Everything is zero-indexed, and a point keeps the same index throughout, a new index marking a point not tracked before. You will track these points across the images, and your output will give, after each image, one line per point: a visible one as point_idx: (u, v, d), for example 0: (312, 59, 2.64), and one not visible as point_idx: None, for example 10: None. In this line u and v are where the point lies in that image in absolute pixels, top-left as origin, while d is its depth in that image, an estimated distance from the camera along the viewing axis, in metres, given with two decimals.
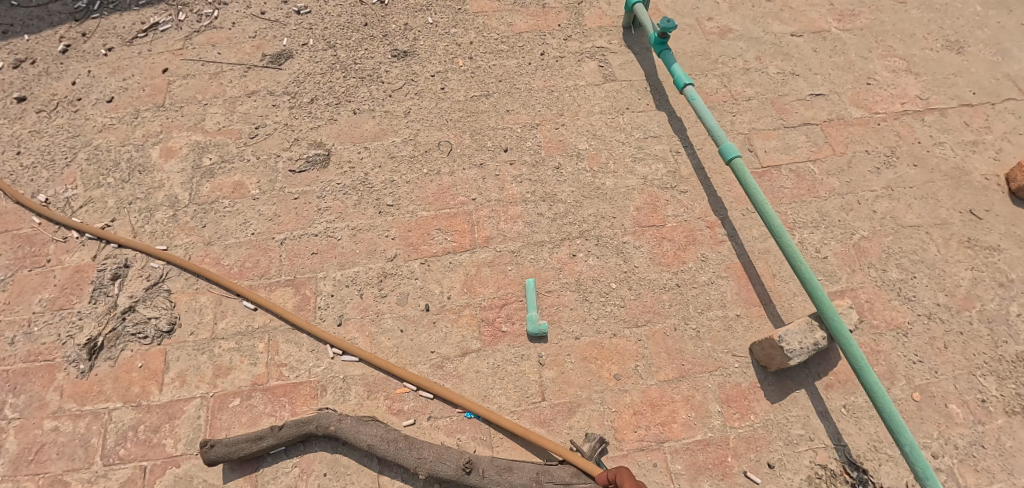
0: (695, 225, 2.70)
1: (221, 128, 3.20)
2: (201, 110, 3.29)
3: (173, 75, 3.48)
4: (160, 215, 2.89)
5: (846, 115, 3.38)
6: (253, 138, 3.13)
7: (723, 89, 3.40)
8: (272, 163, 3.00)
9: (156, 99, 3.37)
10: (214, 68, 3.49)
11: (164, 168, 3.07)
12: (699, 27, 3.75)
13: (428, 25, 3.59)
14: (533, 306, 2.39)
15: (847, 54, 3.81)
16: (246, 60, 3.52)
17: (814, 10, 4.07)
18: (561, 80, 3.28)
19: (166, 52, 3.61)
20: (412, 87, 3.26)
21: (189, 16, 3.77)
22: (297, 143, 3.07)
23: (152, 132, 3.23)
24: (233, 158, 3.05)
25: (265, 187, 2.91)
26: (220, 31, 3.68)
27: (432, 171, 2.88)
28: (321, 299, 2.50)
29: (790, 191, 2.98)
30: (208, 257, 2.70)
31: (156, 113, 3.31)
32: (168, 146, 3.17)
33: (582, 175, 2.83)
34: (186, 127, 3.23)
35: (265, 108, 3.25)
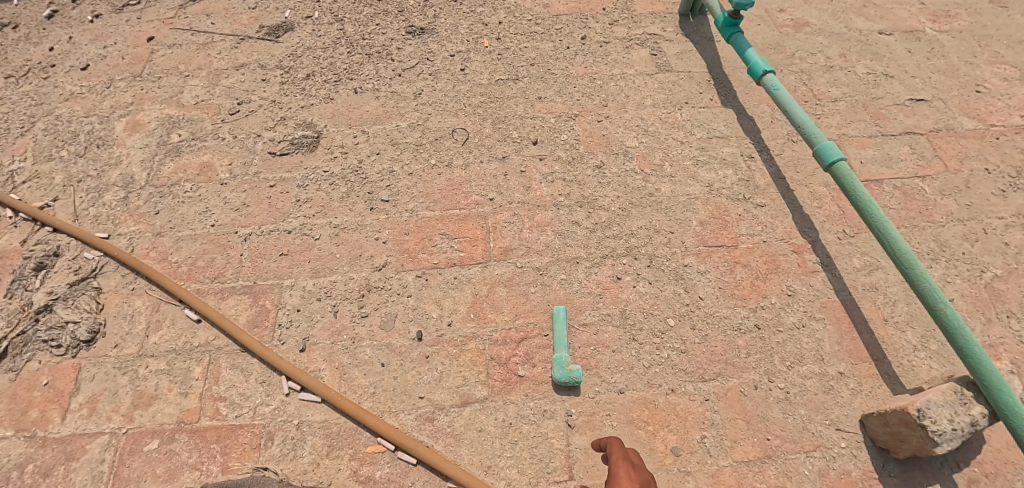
0: (778, 248, 2.06)
1: (199, 102, 2.67)
2: (181, 82, 2.78)
3: (158, 44, 2.98)
4: (109, 197, 2.33)
5: (956, 126, 2.67)
6: (233, 114, 2.60)
7: (803, 86, 2.77)
8: (250, 143, 2.47)
9: (135, 69, 2.86)
10: (204, 38, 3.00)
11: (126, 143, 2.53)
12: (770, 18, 3.14)
13: (452, 3, 3.08)
14: (562, 344, 1.76)
15: (948, 57, 3.03)
16: (241, 31, 3.02)
17: (902, 9, 3.30)
18: (606, 67, 2.68)
19: (156, 20, 3.13)
20: (427, 67, 2.72)
21: None
22: (283, 122, 2.54)
23: (122, 103, 2.70)
24: (206, 136, 2.52)
25: (237, 171, 2.37)
26: (217, 2, 3.22)
27: (442, 163, 2.31)
28: (284, 315, 1.92)
29: (896, 213, 2.32)
30: (154, 251, 2.13)
31: (132, 83, 2.79)
32: (136, 119, 2.63)
33: (629, 178, 2.23)
34: (161, 99, 2.70)
35: (253, 82, 2.74)
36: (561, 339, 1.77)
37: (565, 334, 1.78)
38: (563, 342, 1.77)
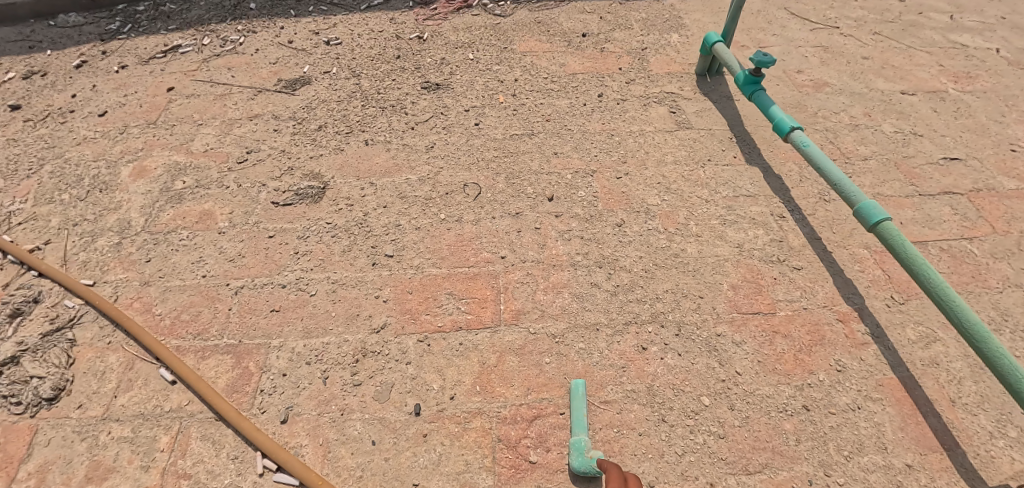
0: (821, 316, 1.86)
1: (208, 150, 2.62)
2: (193, 130, 2.75)
3: (177, 94, 3.00)
4: (102, 242, 2.21)
5: (998, 185, 2.48)
6: (241, 163, 2.53)
7: (830, 145, 2.64)
8: (254, 192, 2.38)
9: (150, 116, 2.85)
10: (222, 90, 3.01)
11: (128, 188, 2.44)
12: (789, 79, 3.06)
13: (468, 61, 3.09)
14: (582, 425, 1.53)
15: (977, 116, 2.89)
16: (259, 84, 3.03)
17: (922, 70, 3.21)
18: (624, 124, 2.60)
19: (179, 72, 3.18)
20: (441, 120, 2.66)
21: (213, 41, 3.42)
22: (290, 172, 2.46)
23: (132, 148, 2.66)
24: (210, 184, 2.43)
25: (237, 219, 2.26)
26: (240, 56, 3.28)
27: (452, 217, 2.18)
28: (268, 380, 1.72)
29: (947, 277, 2.10)
30: (138, 301, 1.98)
31: (145, 130, 2.77)
32: (143, 165, 2.57)
33: (652, 237, 2.07)
34: (171, 146, 2.65)
35: (264, 132, 2.69)
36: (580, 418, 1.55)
37: (584, 413, 1.55)
38: (582, 422, 1.54)
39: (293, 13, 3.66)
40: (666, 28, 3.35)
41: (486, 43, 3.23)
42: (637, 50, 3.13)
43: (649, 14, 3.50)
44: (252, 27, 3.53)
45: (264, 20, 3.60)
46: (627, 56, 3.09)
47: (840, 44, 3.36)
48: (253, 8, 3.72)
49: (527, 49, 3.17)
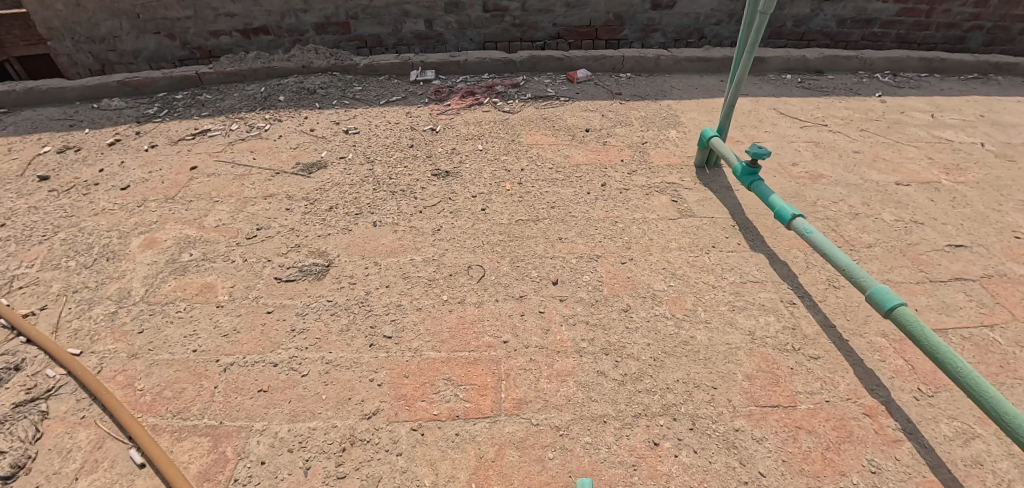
0: (846, 409, 1.73)
1: (219, 226, 2.67)
2: (208, 206, 2.83)
3: (199, 173, 3.14)
4: (98, 310, 2.19)
5: (1009, 272, 2.44)
6: (250, 238, 2.57)
7: (833, 232, 2.62)
8: (259, 267, 2.38)
9: (170, 191, 2.97)
10: (242, 170, 3.14)
11: (135, 258, 2.47)
12: (784, 171, 3.12)
13: (477, 152, 3.24)
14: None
15: (974, 205, 2.93)
16: (278, 166, 3.17)
17: (913, 163, 3.31)
18: (627, 212, 2.65)
19: (204, 153, 3.37)
20: (448, 205, 2.73)
21: (241, 127, 3.64)
22: (296, 249, 2.47)
23: (147, 220, 2.74)
24: (216, 257, 2.45)
25: (237, 293, 2.24)
26: (263, 141, 3.47)
27: (454, 299, 2.14)
28: (243, 468, 1.61)
29: (975, 367, 1.99)
30: (121, 374, 1.92)
31: (162, 204, 2.87)
32: (154, 237, 2.62)
33: (660, 324, 2.01)
34: (184, 220, 2.72)
35: (277, 210, 2.76)
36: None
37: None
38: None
39: (317, 105, 3.91)
40: (664, 125, 3.55)
41: (495, 136, 3.42)
42: (638, 145, 3.29)
43: (648, 113, 3.73)
44: (278, 116, 3.77)
45: (290, 110, 3.85)
46: (629, 149, 3.24)
47: (831, 140, 3.52)
48: (282, 100, 3.96)
49: (533, 143, 3.34)
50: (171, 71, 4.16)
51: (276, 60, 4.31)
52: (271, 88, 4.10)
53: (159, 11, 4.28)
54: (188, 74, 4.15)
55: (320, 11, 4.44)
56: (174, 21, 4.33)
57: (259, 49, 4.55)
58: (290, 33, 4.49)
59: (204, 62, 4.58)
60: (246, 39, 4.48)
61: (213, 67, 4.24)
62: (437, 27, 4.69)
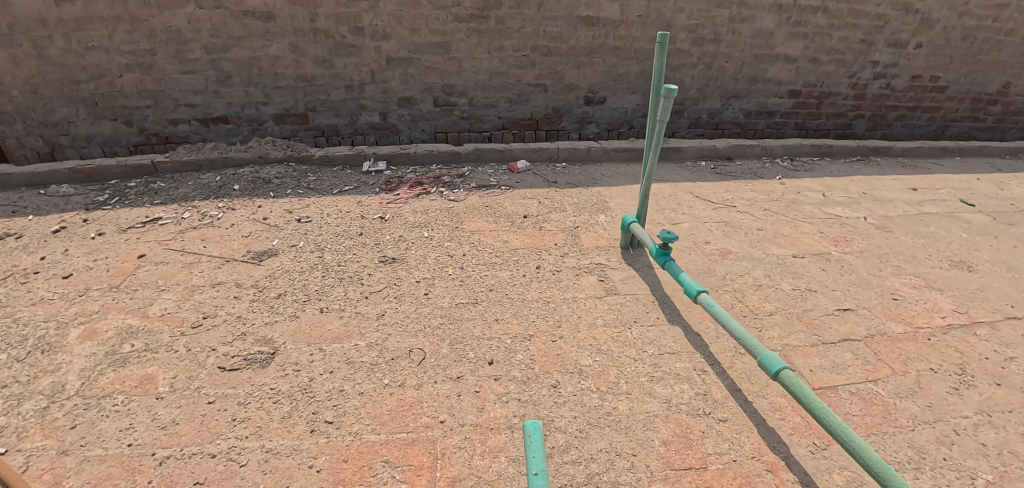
0: (750, 467, 1.93)
1: (164, 315, 2.72)
2: (154, 295, 2.88)
3: (146, 261, 3.21)
4: (28, 406, 2.18)
5: (888, 330, 2.82)
6: (195, 327, 2.63)
7: (740, 303, 2.95)
8: (202, 356, 2.43)
9: (115, 280, 3.02)
10: (191, 258, 3.24)
11: (73, 350, 2.48)
12: (698, 248, 3.52)
13: (423, 238, 3.48)
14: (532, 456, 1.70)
15: (858, 272, 3.38)
16: (228, 254, 3.29)
17: (807, 236, 3.80)
18: (558, 291, 2.91)
19: (153, 241, 3.45)
20: (393, 290, 2.91)
21: (193, 215, 3.77)
22: (241, 337, 2.55)
23: (88, 310, 2.76)
24: (159, 347, 2.49)
25: (179, 384, 2.28)
26: (215, 229, 3.59)
27: (395, 382, 2.26)
28: None
29: (862, 419, 2.26)
30: (49, 472, 1.91)
31: (106, 293, 2.90)
32: (94, 327, 2.63)
33: (585, 396, 2.20)
34: (128, 309, 2.76)
35: (225, 298, 2.85)
36: (537, 451, 1.71)
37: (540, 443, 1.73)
38: (538, 452, 1.71)
39: (272, 194, 4.10)
40: (595, 210, 3.94)
41: (441, 223, 3.69)
42: (569, 229, 3.63)
43: (581, 199, 4.12)
44: (232, 205, 3.93)
45: (245, 199, 4.02)
46: (561, 233, 3.58)
47: (738, 219, 3.99)
48: (236, 189, 4.14)
49: (475, 229, 3.62)
50: (126, 160, 4.29)
51: (233, 151, 4.54)
52: (227, 178, 4.28)
53: (118, 100, 4.47)
54: (142, 163, 4.29)
55: (280, 104, 4.77)
56: (133, 110, 4.52)
57: (217, 137, 4.79)
58: (249, 123, 4.78)
59: (159, 149, 4.73)
60: (205, 127, 4.72)
61: (169, 157, 4.41)
62: (391, 119, 5.09)
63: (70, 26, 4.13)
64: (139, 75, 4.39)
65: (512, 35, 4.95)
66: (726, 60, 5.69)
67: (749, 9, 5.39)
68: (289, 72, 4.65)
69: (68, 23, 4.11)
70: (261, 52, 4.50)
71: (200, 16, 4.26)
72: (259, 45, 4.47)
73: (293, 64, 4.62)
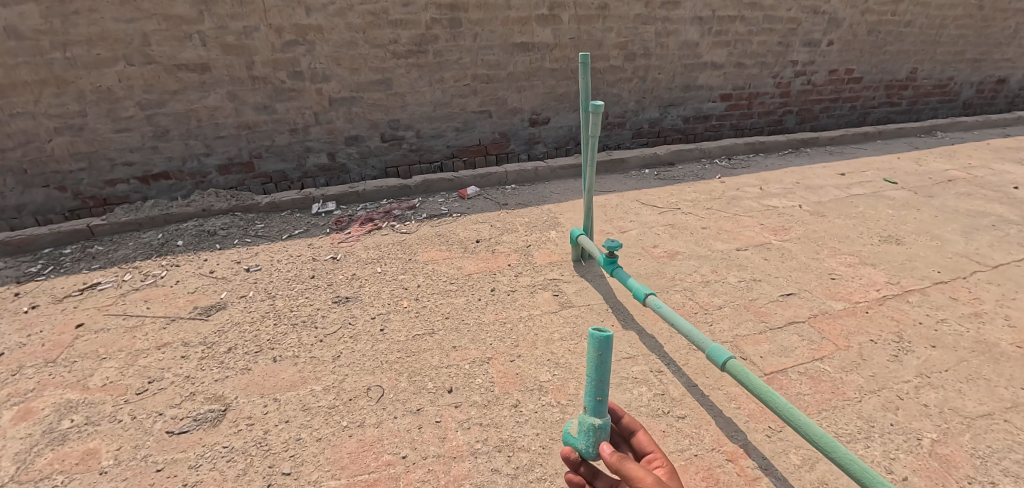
0: (711, 459, 1.98)
1: (107, 384, 2.59)
2: (95, 364, 2.74)
3: (85, 329, 3.06)
4: None
5: (829, 308, 2.97)
6: (140, 393, 2.51)
7: (690, 301, 3.05)
8: (149, 423, 2.32)
9: (51, 353, 2.86)
10: (134, 322, 3.11)
11: (6, 433, 2.32)
12: (647, 252, 3.63)
13: (377, 274, 3.46)
14: (593, 380, 1.48)
15: (798, 258, 3.54)
16: (174, 312, 3.17)
17: (748, 229, 3.97)
18: (515, 311, 2.93)
19: (92, 307, 3.29)
20: (348, 330, 2.86)
21: (135, 276, 3.63)
22: (190, 398, 2.45)
23: (22, 389, 2.59)
24: (101, 419, 2.36)
25: (124, 455, 2.16)
26: (159, 288, 3.47)
27: (354, 423, 2.22)
28: None
29: (812, 397, 2.35)
30: None
31: (41, 369, 2.73)
32: (30, 406, 2.47)
33: (547, 412, 2.23)
34: (67, 383, 2.61)
35: (171, 359, 2.74)
36: (605, 373, 1.48)
37: (607, 368, 1.46)
38: (605, 374, 1.48)
39: (218, 246, 4.00)
40: (546, 227, 4.02)
41: (394, 256, 3.67)
42: (522, 248, 3.68)
43: (532, 218, 4.20)
44: (176, 261, 3.81)
45: (190, 253, 3.91)
46: (515, 253, 3.63)
47: (684, 221, 4.14)
48: (180, 244, 4.02)
49: (429, 258, 3.63)
50: (58, 227, 4.09)
51: (175, 207, 4.41)
52: (169, 234, 4.15)
53: (48, 166, 4.28)
54: (77, 228, 4.10)
55: (223, 155, 4.68)
56: (65, 174, 4.33)
57: (159, 194, 4.64)
58: (192, 176, 4.67)
59: (97, 211, 4.54)
60: (145, 185, 4.58)
61: (106, 219, 4.24)
62: (340, 158, 5.06)
63: None
64: (69, 137, 4.24)
65: (451, 66, 5.06)
66: (658, 72, 5.95)
67: (673, 23, 5.71)
68: (229, 121, 4.59)
69: None
70: (198, 104, 4.44)
71: (131, 73, 4.19)
72: (196, 97, 4.41)
73: (233, 113, 4.57)
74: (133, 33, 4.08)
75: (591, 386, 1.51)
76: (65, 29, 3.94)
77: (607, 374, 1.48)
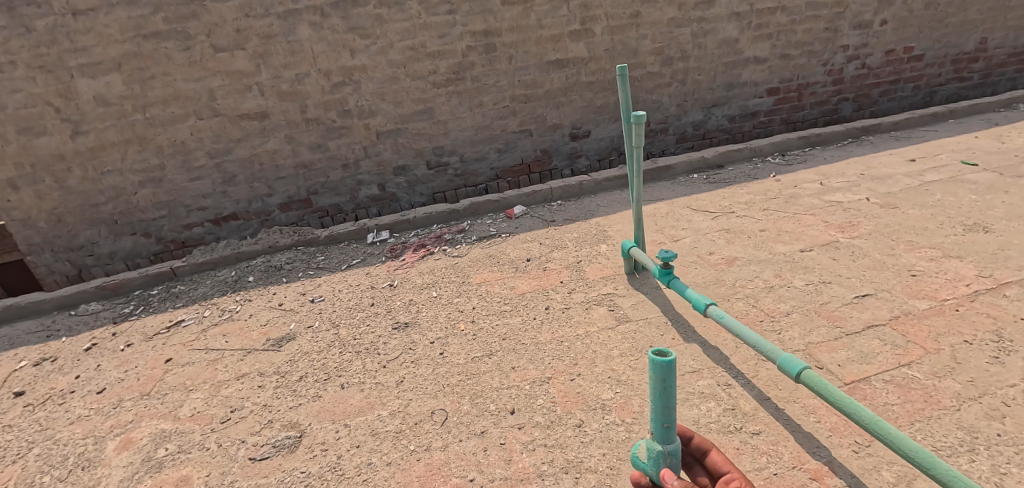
0: (794, 478, 1.86)
1: (195, 414, 2.78)
2: (184, 395, 2.95)
3: (173, 363, 3.31)
4: None
5: (912, 308, 2.75)
6: (224, 421, 2.68)
7: (754, 308, 2.92)
8: (233, 450, 2.46)
9: (145, 387, 3.10)
10: (215, 354, 3.33)
11: (111, 462, 2.53)
12: (704, 260, 3.51)
13: (433, 298, 3.54)
14: (658, 406, 1.45)
15: (871, 255, 3.32)
16: (249, 345, 3.37)
17: (812, 228, 3.76)
18: (571, 329, 2.90)
19: (178, 343, 3.56)
20: (409, 355, 2.93)
21: (213, 312, 3.90)
22: (268, 425, 2.58)
23: (122, 421, 2.82)
24: (191, 447, 2.53)
25: (213, 481, 2.30)
26: (235, 322, 3.70)
27: (421, 447, 2.26)
28: None
29: (902, 407, 2.17)
30: None
31: (138, 402, 2.98)
32: (130, 437, 2.69)
33: (612, 431, 2.18)
34: (161, 414, 2.82)
35: (249, 389, 2.90)
36: (670, 399, 1.45)
37: (672, 393, 1.43)
38: (671, 399, 1.45)
39: (284, 280, 4.23)
40: (595, 241, 3.99)
41: (447, 280, 3.75)
42: (574, 264, 3.66)
43: (581, 233, 4.18)
44: (248, 296, 4.06)
45: (260, 288, 4.16)
46: (566, 270, 3.61)
47: (740, 224, 3.98)
48: (251, 280, 4.29)
49: (481, 280, 3.68)
50: (146, 270, 4.47)
51: (245, 245, 4.72)
52: (241, 271, 4.44)
53: (135, 215, 4.70)
54: (162, 270, 4.47)
55: (283, 194, 4.98)
56: (149, 222, 4.75)
57: (229, 234, 4.99)
58: (257, 215, 4.99)
59: (177, 253, 4.93)
60: (217, 226, 4.93)
61: (186, 260, 4.59)
62: (390, 188, 5.26)
63: (86, 156, 4.42)
64: (151, 189, 4.65)
65: (490, 90, 5.17)
66: (698, 74, 5.81)
67: (709, 22, 5.58)
68: (287, 162, 4.89)
69: (83, 154, 4.41)
70: (259, 149, 4.77)
71: (201, 126, 4.56)
72: (257, 142, 4.74)
73: (291, 154, 4.87)
74: (201, 89, 4.46)
75: (658, 412, 1.48)
76: (144, 92, 4.36)
77: (672, 400, 1.45)
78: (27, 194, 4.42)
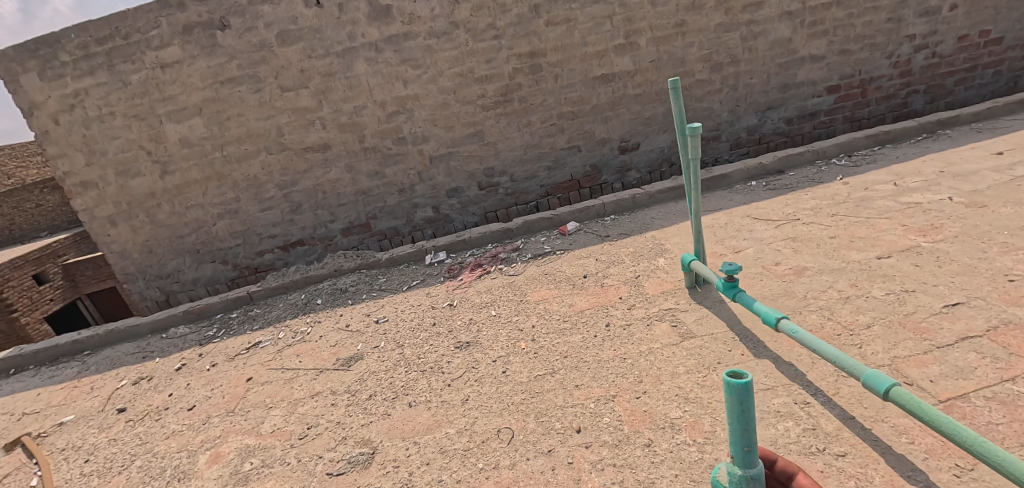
0: None
1: (275, 430, 2.95)
2: (265, 412, 3.15)
3: (254, 382, 3.54)
4: None
5: (1013, 318, 2.52)
6: (302, 437, 2.83)
7: (830, 321, 2.77)
8: (312, 465, 2.60)
9: (230, 404, 3.33)
10: (290, 374, 3.53)
11: (203, 475, 2.73)
12: (770, 272, 3.38)
13: (492, 317, 3.60)
14: (738, 429, 1.45)
15: (958, 260, 3.07)
16: (321, 364, 3.55)
17: (888, 233, 3.54)
18: (634, 345, 2.86)
19: (257, 363, 3.80)
20: (473, 374, 2.99)
21: (287, 333, 4.14)
22: (343, 441, 2.71)
23: (211, 436, 3.05)
24: (274, 461, 2.69)
25: None
26: (307, 343, 3.91)
27: (490, 465, 2.29)
28: None
29: (1009, 427, 1.98)
30: None
31: (224, 418, 3.20)
32: (218, 451, 2.89)
33: (683, 450, 2.12)
34: (245, 430, 3.02)
35: (323, 407, 3.06)
36: (749, 421, 1.44)
37: (752, 415, 1.43)
38: (750, 422, 1.44)
39: (350, 302, 4.44)
40: (652, 255, 3.93)
41: (505, 299, 3.80)
42: (631, 279, 3.62)
43: (637, 247, 4.13)
44: (318, 318, 4.29)
45: (328, 310, 4.38)
46: (624, 285, 3.58)
47: (807, 232, 3.80)
48: (320, 303, 4.52)
49: (539, 298, 3.71)
50: (226, 295, 4.82)
51: (313, 271, 4.99)
52: (310, 294, 4.70)
53: (215, 244, 5.10)
54: (240, 295, 4.80)
55: (345, 220, 5.25)
56: (227, 250, 5.13)
57: (297, 259, 5.30)
58: (322, 241, 5.28)
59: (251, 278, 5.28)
60: (286, 253, 5.26)
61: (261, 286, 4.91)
62: (444, 210, 5.43)
63: (173, 193, 4.86)
64: (229, 220, 5.04)
65: (537, 109, 5.26)
66: (751, 78, 5.65)
67: (759, 25, 5.44)
68: (348, 189, 5.16)
69: (171, 191, 4.85)
70: (323, 179, 5.06)
71: (271, 160, 4.91)
72: (321, 173, 5.04)
73: (351, 182, 5.14)
74: (270, 127, 4.81)
75: (738, 435, 1.47)
76: (222, 133, 4.76)
77: (752, 422, 1.44)
78: (125, 229, 4.90)
